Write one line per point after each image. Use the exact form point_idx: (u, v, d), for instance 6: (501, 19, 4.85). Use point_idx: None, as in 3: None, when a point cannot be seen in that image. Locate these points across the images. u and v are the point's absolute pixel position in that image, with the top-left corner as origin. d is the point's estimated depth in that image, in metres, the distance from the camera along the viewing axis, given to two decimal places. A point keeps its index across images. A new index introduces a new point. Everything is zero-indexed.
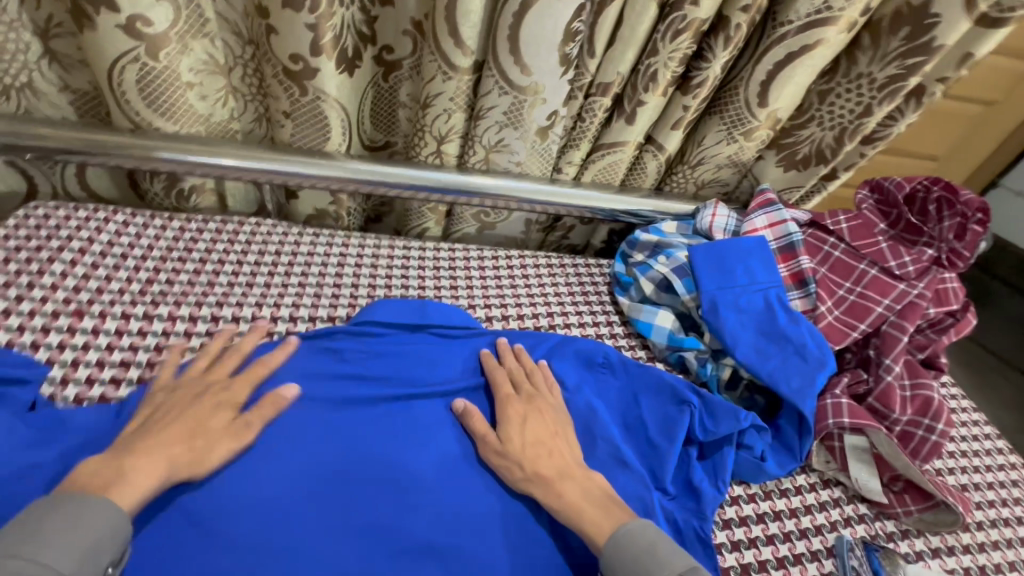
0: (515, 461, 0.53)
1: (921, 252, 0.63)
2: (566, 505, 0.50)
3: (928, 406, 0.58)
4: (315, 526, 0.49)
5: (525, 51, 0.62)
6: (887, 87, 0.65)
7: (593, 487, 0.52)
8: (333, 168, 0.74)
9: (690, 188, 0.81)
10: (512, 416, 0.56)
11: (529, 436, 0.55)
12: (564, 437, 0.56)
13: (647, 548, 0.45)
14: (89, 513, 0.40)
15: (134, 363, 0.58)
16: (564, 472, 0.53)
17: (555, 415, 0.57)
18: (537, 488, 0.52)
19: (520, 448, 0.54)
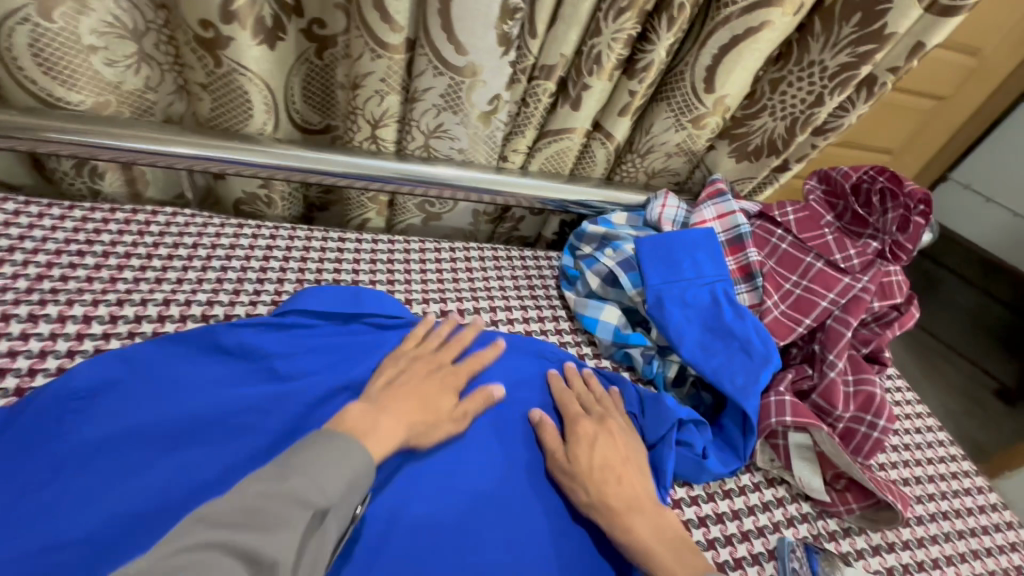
0: (581, 480, 0.51)
1: (865, 246, 0.62)
2: (635, 541, 0.47)
3: (870, 402, 0.57)
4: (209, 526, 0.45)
5: (458, 27, 0.57)
6: (837, 76, 0.63)
7: (666, 525, 0.49)
8: (257, 152, 0.68)
9: (641, 177, 0.79)
10: (585, 434, 0.54)
11: (599, 456, 0.52)
12: (634, 464, 0.53)
13: None
14: (339, 455, 0.42)
15: (12, 370, 0.51)
16: (633, 503, 0.50)
17: (628, 437, 0.55)
18: (603, 516, 0.49)
19: (589, 468, 0.52)
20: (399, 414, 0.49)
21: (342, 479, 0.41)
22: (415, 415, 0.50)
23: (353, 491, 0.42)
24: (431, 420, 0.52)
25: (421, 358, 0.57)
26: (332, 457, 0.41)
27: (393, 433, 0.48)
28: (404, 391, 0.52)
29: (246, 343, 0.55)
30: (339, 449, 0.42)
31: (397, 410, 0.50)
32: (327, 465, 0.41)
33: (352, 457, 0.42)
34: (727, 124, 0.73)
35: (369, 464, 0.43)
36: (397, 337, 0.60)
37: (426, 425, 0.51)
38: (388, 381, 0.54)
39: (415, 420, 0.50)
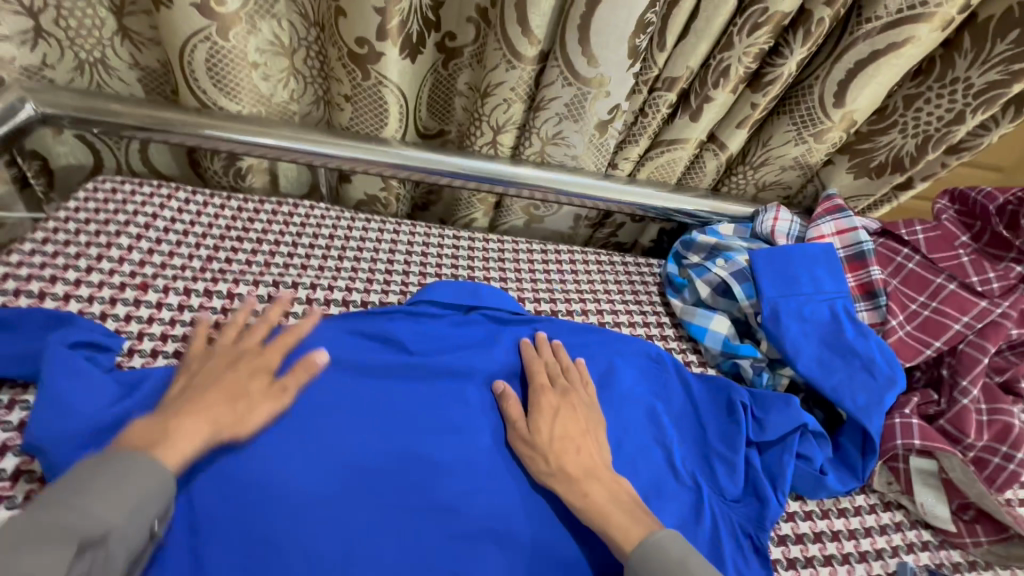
0: (541, 453, 0.51)
1: (1008, 269, 0.59)
2: (591, 505, 0.48)
3: (1007, 433, 0.54)
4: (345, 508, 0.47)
5: (594, 41, 0.60)
6: (983, 94, 0.61)
7: (620, 491, 0.49)
8: (389, 155, 0.73)
9: (750, 190, 0.79)
10: (544, 407, 0.54)
11: (558, 429, 0.53)
12: (594, 436, 0.54)
13: (678, 558, 0.42)
14: (132, 472, 0.38)
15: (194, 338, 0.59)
16: (591, 471, 0.50)
17: (588, 412, 0.55)
18: (558, 482, 0.50)
19: (547, 440, 0.52)
20: (204, 413, 0.45)
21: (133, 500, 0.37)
22: (222, 406, 0.46)
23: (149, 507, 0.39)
24: (246, 404, 0.48)
25: (238, 353, 0.52)
26: (117, 479, 0.37)
27: (190, 435, 0.43)
28: (214, 383, 0.48)
29: (383, 329, 0.58)
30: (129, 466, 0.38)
31: (205, 410, 0.45)
32: (114, 485, 0.37)
33: (143, 475, 0.38)
34: (850, 140, 0.71)
35: (162, 476, 0.40)
36: (515, 331, 0.63)
37: (240, 419, 0.47)
38: (186, 384, 0.48)
39: (225, 415, 0.46)
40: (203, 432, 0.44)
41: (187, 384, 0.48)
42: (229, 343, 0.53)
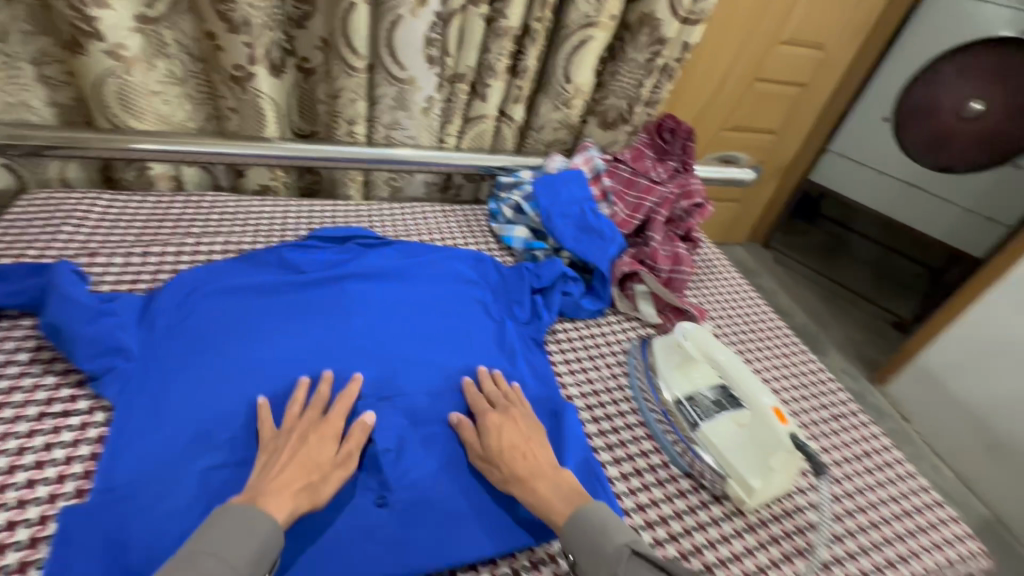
0: (495, 463, 0.63)
1: (670, 166, 0.99)
2: (538, 498, 0.60)
3: (677, 258, 0.92)
4: (268, 358, 0.70)
5: (400, 53, 0.92)
6: (646, 65, 1.00)
7: (561, 483, 0.62)
8: (270, 148, 0.99)
9: (542, 148, 1.14)
10: (491, 425, 0.66)
11: (506, 441, 0.65)
12: (535, 442, 0.66)
13: (597, 530, 0.56)
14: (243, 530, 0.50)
15: (142, 280, 0.82)
16: (536, 471, 0.62)
17: (527, 424, 0.68)
18: (515, 485, 0.62)
19: (498, 449, 0.64)
20: (284, 486, 0.56)
21: (251, 546, 0.50)
22: (301, 481, 0.57)
23: (265, 556, 0.50)
24: (321, 474, 0.59)
25: (298, 427, 0.62)
26: (243, 527, 0.50)
27: (283, 501, 0.54)
28: (288, 462, 0.58)
29: (285, 258, 0.85)
30: (249, 518, 0.51)
31: (283, 483, 0.56)
32: (232, 538, 0.49)
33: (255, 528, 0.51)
34: (592, 106, 1.09)
35: (275, 528, 0.52)
36: (378, 251, 0.91)
37: (322, 483, 0.58)
38: (266, 464, 0.58)
39: (306, 493, 0.56)
40: (290, 505, 0.54)
41: (263, 470, 0.57)
42: (287, 429, 0.62)
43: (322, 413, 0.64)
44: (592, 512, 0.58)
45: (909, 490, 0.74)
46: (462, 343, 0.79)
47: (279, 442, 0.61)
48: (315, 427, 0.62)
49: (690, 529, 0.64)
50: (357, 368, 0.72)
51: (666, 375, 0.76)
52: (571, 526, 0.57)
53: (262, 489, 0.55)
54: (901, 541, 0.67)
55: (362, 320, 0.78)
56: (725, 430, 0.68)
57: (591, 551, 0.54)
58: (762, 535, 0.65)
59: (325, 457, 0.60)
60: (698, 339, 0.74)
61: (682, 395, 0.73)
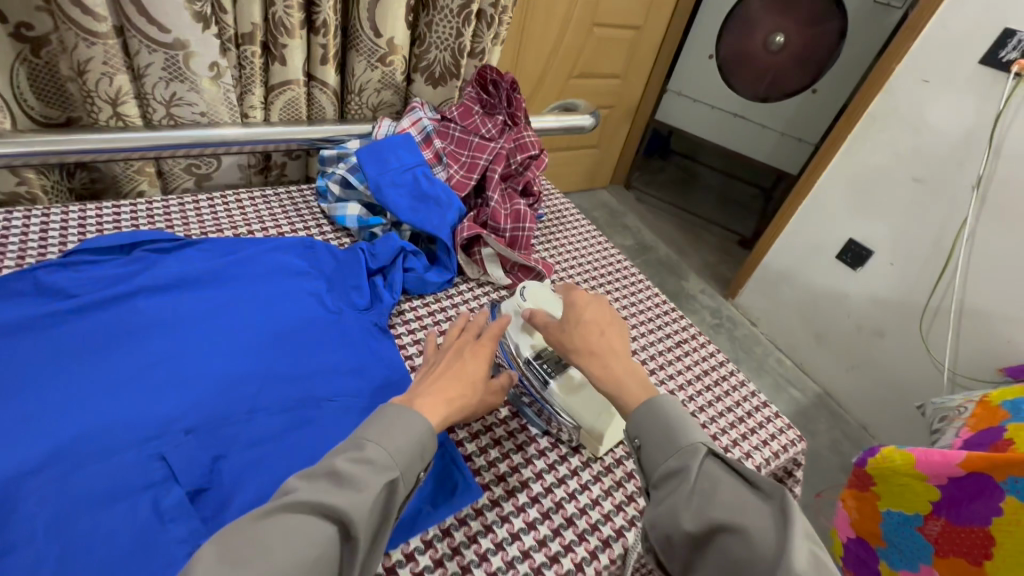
0: (565, 337, 0.63)
1: (499, 119, 0.94)
2: (608, 374, 0.58)
3: (519, 215, 0.89)
4: (29, 414, 0.57)
5: (154, 12, 0.75)
6: (462, 13, 0.93)
7: (635, 367, 0.59)
8: (1, 144, 0.77)
9: (368, 113, 1.04)
10: (578, 300, 0.65)
11: (587, 314, 0.64)
12: (614, 326, 0.64)
13: (676, 417, 0.53)
14: (403, 422, 0.49)
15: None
16: (608, 351, 0.60)
17: (613, 312, 0.67)
18: (582, 357, 0.61)
19: (578, 322, 0.63)
20: (440, 394, 0.55)
21: (410, 440, 0.49)
22: (456, 392, 0.56)
23: (424, 453, 0.50)
24: (474, 389, 0.58)
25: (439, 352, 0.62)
26: (402, 422, 0.49)
27: (436, 410, 0.53)
28: (442, 373, 0.58)
29: (43, 282, 0.68)
30: (404, 417, 0.50)
31: (443, 392, 0.55)
32: (398, 433, 0.48)
33: (413, 421, 0.50)
34: (413, 62, 1.01)
35: (430, 428, 0.50)
36: (177, 255, 0.78)
37: (475, 396, 0.58)
38: (426, 377, 0.58)
39: (457, 404, 0.56)
40: (440, 417, 0.53)
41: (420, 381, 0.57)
42: (439, 350, 0.63)
43: (476, 331, 0.65)
44: (672, 402, 0.54)
45: (741, 397, 0.82)
46: (289, 346, 0.71)
47: (441, 356, 0.61)
48: (467, 347, 0.62)
49: (549, 488, 0.65)
50: (156, 400, 0.61)
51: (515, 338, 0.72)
52: (644, 409, 0.54)
53: (416, 394, 0.54)
54: (735, 447, 0.74)
55: (159, 343, 0.67)
56: (571, 385, 0.68)
57: (661, 434, 0.52)
58: (609, 481, 0.67)
59: (476, 372, 0.59)
60: (535, 296, 0.75)
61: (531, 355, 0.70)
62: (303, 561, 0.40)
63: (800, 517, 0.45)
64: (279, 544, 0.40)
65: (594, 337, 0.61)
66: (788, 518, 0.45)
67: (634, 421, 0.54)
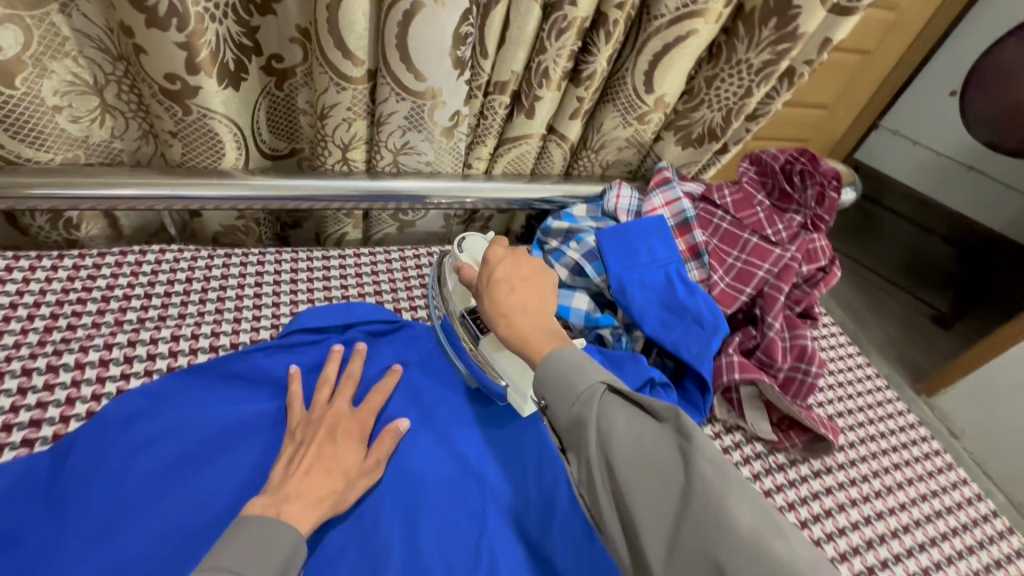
0: (487, 295, 0.54)
1: (791, 220, 0.73)
2: (513, 333, 0.51)
3: (803, 353, 0.67)
4: None
5: (416, 58, 0.62)
6: (762, 71, 0.71)
7: (545, 325, 0.52)
8: (232, 186, 0.70)
9: (597, 170, 0.86)
10: (491, 258, 0.57)
11: (500, 271, 0.55)
12: (536, 279, 0.56)
13: (574, 365, 0.45)
14: (263, 539, 0.45)
15: (51, 402, 0.58)
16: (520, 308, 0.53)
17: (537, 264, 0.57)
18: (495, 317, 0.53)
19: (489, 278, 0.55)
20: (310, 495, 0.51)
21: (276, 559, 0.44)
22: (326, 488, 0.53)
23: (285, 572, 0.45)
24: (346, 481, 0.55)
25: (315, 418, 0.59)
26: (263, 542, 0.44)
27: (308, 507, 0.50)
28: (312, 464, 0.54)
29: (260, 368, 0.63)
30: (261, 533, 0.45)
31: (308, 490, 0.52)
32: (261, 552, 0.44)
33: (280, 532, 0.46)
34: (671, 118, 0.80)
35: (297, 535, 0.47)
36: (390, 343, 0.69)
37: (340, 461, 0.55)
38: (292, 457, 0.55)
39: (326, 501, 0.52)
40: (314, 514, 0.50)
41: (286, 462, 0.54)
42: (308, 420, 0.58)
43: (344, 407, 0.60)
44: (574, 352, 0.47)
45: None
46: (498, 499, 0.60)
47: (315, 420, 0.58)
48: (337, 421, 0.59)
49: None
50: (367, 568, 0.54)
51: (451, 289, 0.67)
52: (549, 362, 0.47)
53: (286, 493, 0.51)
54: None
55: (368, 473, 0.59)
56: (496, 344, 0.60)
57: (559, 385, 0.45)
58: None
59: (349, 459, 0.56)
60: (469, 248, 0.65)
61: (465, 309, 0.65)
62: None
63: (696, 431, 0.41)
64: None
65: (503, 295, 0.53)
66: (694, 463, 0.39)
67: (537, 382, 0.47)
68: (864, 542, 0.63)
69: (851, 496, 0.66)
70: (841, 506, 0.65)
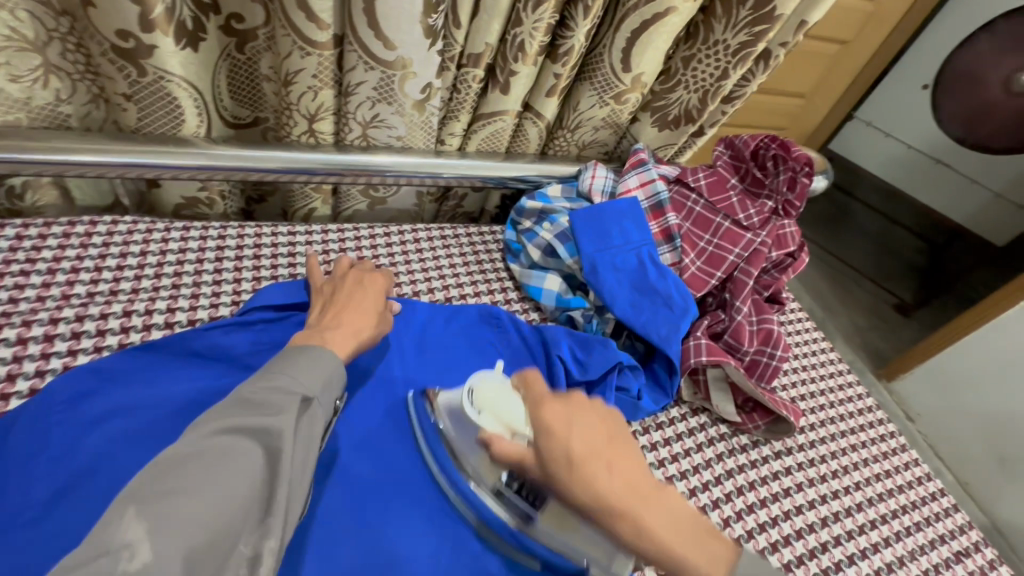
0: (585, 484, 0.40)
1: (763, 204, 0.73)
2: (644, 535, 0.40)
3: (769, 337, 0.68)
4: None
5: (385, 25, 0.59)
6: (739, 53, 0.70)
7: (676, 502, 0.41)
8: (189, 154, 0.66)
9: (573, 150, 0.85)
10: (557, 428, 0.41)
11: (578, 445, 0.41)
12: (620, 437, 0.43)
13: None
14: (306, 359, 0.49)
15: None
16: (632, 486, 0.40)
17: (602, 407, 0.44)
18: (609, 518, 0.40)
19: (569, 466, 0.40)
20: (348, 330, 0.56)
21: (318, 378, 0.48)
22: (361, 328, 0.57)
23: (332, 385, 0.50)
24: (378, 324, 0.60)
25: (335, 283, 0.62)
26: (304, 362, 0.48)
27: (344, 343, 0.55)
28: (344, 311, 0.58)
29: (216, 344, 0.61)
30: (305, 356, 0.49)
31: (347, 326, 0.57)
32: (305, 368, 0.48)
33: (318, 356, 0.49)
34: (648, 98, 0.79)
35: (336, 362, 0.51)
36: None
37: (369, 312, 0.60)
38: (326, 306, 0.59)
39: (360, 335, 0.57)
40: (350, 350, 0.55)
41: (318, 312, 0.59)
42: (336, 279, 0.63)
43: (364, 272, 0.64)
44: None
45: None
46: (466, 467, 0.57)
47: (338, 280, 0.62)
48: (361, 283, 0.62)
49: None
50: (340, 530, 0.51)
51: (472, 459, 0.56)
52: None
53: (322, 330, 0.55)
54: None
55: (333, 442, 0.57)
56: (556, 520, 0.51)
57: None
58: None
59: (373, 307, 0.61)
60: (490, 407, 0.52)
61: (498, 483, 0.55)
62: (238, 494, 0.38)
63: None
64: (213, 471, 0.38)
65: (606, 479, 0.40)
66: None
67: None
68: (819, 520, 0.64)
69: (809, 475, 0.68)
70: (799, 486, 0.66)
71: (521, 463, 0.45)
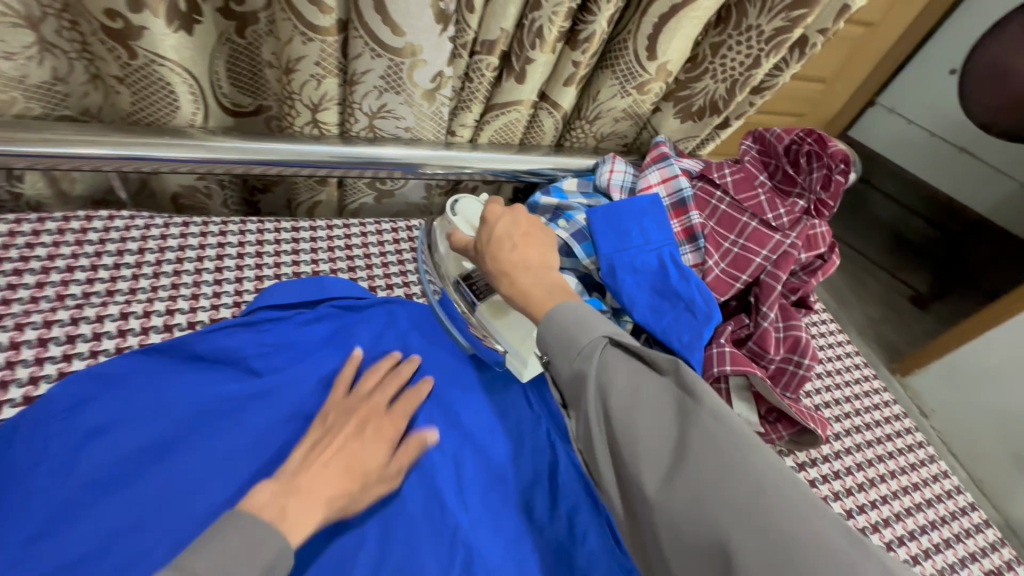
0: (492, 253, 0.51)
1: (794, 204, 0.69)
2: (516, 290, 0.49)
3: (797, 344, 0.65)
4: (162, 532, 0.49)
5: (393, 8, 0.55)
6: (774, 39, 0.65)
7: None
8: (186, 146, 0.63)
9: (590, 142, 0.81)
10: (489, 215, 0.53)
11: (499, 229, 0.52)
12: (536, 237, 0.54)
13: (578, 322, 0.45)
14: (251, 543, 0.40)
15: None
16: (523, 263, 0.50)
17: (534, 221, 0.55)
18: (498, 277, 0.50)
19: (490, 239, 0.52)
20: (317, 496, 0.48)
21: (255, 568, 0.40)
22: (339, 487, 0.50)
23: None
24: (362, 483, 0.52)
25: (350, 408, 0.56)
26: (242, 548, 0.40)
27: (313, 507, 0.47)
28: (333, 456, 0.52)
29: (223, 349, 0.57)
30: (249, 536, 0.41)
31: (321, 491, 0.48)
32: (243, 552, 0.40)
33: (265, 537, 0.41)
34: (671, 87, 0.75)
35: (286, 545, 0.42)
36: (367, 318, 0.64)
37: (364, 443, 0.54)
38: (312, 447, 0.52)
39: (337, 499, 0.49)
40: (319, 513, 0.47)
41: (308, 449, 0.52)
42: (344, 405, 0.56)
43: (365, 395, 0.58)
44: (576, 307, 0.46)
45: None
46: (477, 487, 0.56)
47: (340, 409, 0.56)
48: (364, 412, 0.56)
49: None
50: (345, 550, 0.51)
51: (442, 256, 0.62)
52: (547, 321, 0.46)
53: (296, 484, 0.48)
54: None
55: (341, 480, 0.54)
56: (493, 309, 0.56)
57: (562, 341, 0.44)
58: None
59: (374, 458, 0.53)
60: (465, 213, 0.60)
61: (458, 276, 0.60)
62: None
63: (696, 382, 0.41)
64: None
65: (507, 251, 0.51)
66: (788, 486, 0.36)
67: (538, 338, 0.46)
68: None
69: (834, 489, 0.65)
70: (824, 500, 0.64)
71: (468, 249, 0.55)
